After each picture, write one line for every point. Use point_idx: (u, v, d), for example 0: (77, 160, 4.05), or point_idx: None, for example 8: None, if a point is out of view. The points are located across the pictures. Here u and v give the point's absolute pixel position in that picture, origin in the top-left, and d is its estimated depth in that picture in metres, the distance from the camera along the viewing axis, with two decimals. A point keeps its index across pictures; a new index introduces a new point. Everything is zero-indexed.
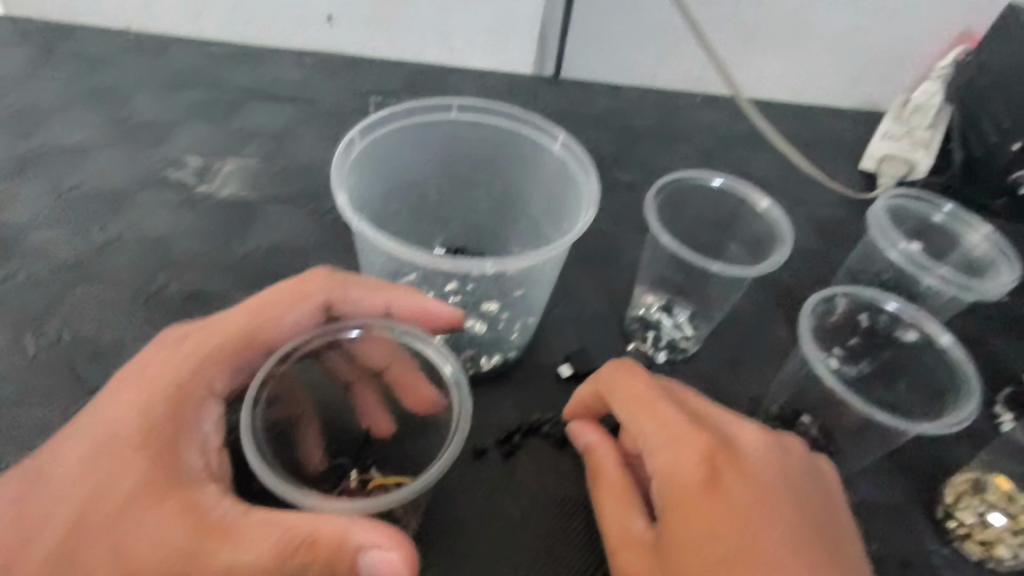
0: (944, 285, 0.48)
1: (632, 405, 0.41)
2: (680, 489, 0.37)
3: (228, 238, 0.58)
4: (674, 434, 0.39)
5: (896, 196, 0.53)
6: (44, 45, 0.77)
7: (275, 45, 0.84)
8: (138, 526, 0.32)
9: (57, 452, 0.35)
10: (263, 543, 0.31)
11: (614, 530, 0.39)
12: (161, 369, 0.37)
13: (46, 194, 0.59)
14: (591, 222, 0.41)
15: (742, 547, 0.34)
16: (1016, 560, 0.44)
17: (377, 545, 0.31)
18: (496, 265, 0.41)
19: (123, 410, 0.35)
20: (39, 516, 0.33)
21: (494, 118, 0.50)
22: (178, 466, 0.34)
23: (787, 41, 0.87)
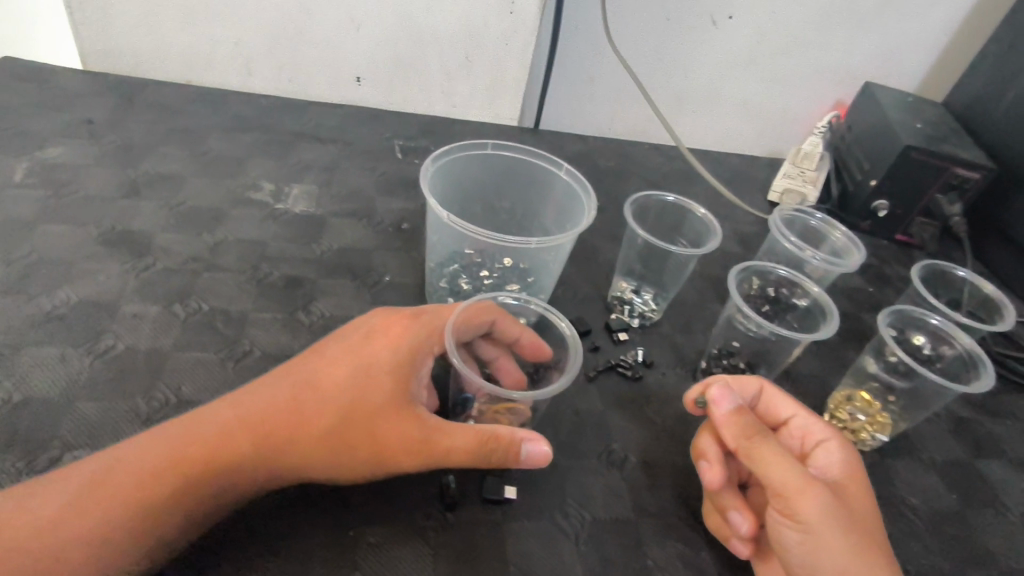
0: (819, 262, 0.71)
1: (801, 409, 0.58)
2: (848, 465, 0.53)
3: (307, 240, 0.76)
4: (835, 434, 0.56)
5: (786, 210, 0.77)
6: (123, 96, 0.94)
7: (312, 98, 1.04)
8: (389, 426, 0.47)
9: (327, 369, 0.48)
10: (470, 434, 0.48)
11: (799, 470, 0.48)
12: (406, 329, 0.51)
13: (160, 209, 0.75)
14: (592, 220, 0.61)
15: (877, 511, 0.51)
16: (874, 440, 0.66)
17: (534, 440, 0.50)
18: (534, 244, 0.62)
19: (381, 349, 0.49)
20: (305, 410, 0.46)
21: (517, 153, 0.71)
22: (412, 393, 0.49)
23: (708, 103, 1.17)
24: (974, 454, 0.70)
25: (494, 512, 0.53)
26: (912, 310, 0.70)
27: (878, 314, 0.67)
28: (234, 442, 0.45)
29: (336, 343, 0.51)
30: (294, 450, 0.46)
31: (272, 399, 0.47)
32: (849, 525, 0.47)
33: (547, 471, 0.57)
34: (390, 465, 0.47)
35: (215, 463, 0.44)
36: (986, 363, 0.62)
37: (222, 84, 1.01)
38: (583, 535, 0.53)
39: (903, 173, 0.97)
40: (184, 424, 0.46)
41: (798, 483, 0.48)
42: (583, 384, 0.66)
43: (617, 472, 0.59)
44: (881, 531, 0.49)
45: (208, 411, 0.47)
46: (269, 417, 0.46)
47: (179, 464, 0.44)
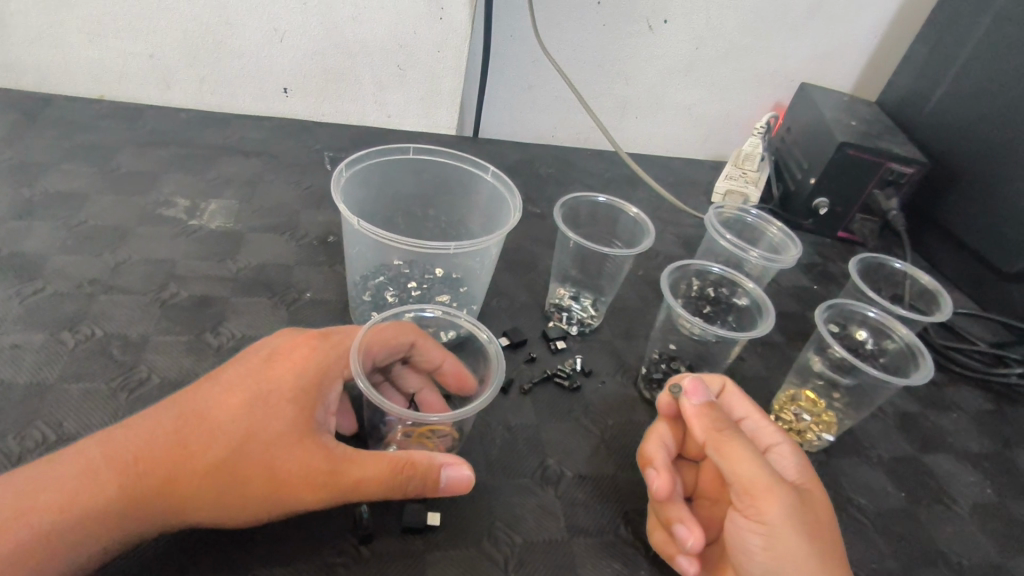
0: (757, 259, 0.69)
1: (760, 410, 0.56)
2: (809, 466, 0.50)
3: (222, 258, 0.71)
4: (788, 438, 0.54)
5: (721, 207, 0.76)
6: (27, 113, 0.88)
7: (237, 111, 0.99)
8: (286, 459, 0.41)
9: (218, 397, 0.43)
10: (382, 463, 0.43)
11: (768, 468, 0.45)
12: (314, 351, 0.46)
13: (56, 229, 0.69)
14: (515, 222, 0.58)
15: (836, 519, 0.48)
16: (820, 440, 0.64)
17: (454, 464, 0.45)
18: (453, 249, 0.58)
19: (283, 373, 0.44)
20: (189, 445, 0.40)
21: (440, 157, 0.67)
22: (317, 421, 0.43)
23: (649, 109, 1.16)
24: (922, 449, 0.68)
25: (414, 542, 0.48)
26: (850, 303, 0.68)
27: (816, 309, 0.65)
28: (101, 485, 0.39)
29: (232, 367, 0.45)
30: (174, 492, 0.40)
31: (153, 433, 0.41)
32: (814, 531, 0.44)
33: (475, 493, 0.53)
34: (290, 505, 0.41)
35: (76, 511, 0.38)
36: (926, 352, 0.61)
37: (139, 99, 0.96)
38: (513, 561, 0.49)
39: (841, 170, 0.97)
40: (47, 466, 0.40)
41: (768, 482, 0.44)
42: (517, 397, 0.63)
43: (552, 490, 0.55)
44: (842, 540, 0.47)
45: (75, 450, 0.41)
46: (147, 454, 0.40)
47: (32, 512, 0.38)
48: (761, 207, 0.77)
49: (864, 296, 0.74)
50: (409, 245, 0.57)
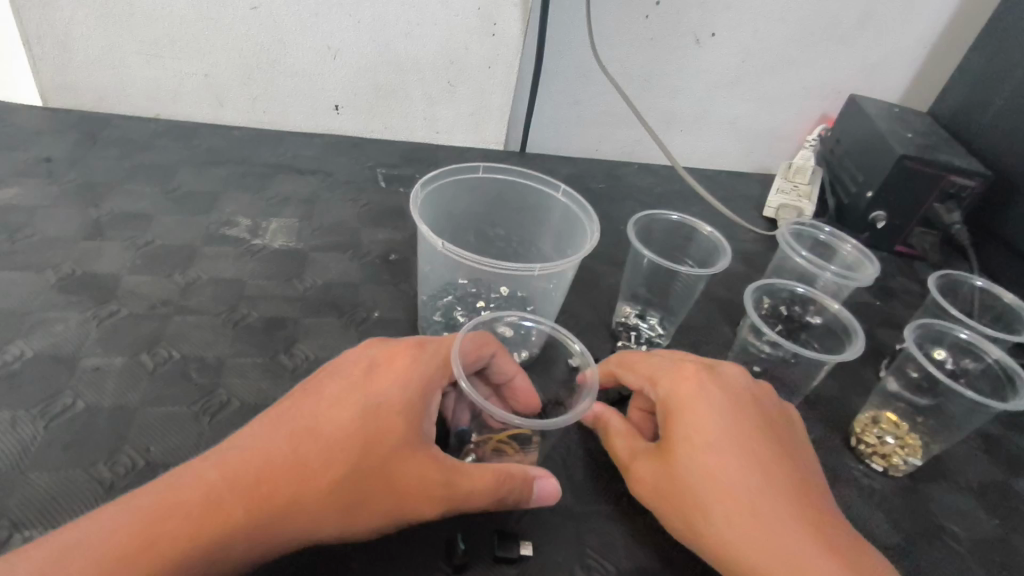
0: (834, 278, 0.68)
1: (639, 373, 0.54)
2: (674, 412, 0.49)
3: (287, 278, 0.70)
4: (673, 375, 0.51)
5: (793, 224, 0.74)
6: (88, 133, 0.89)
7: (289, 128, 1.00)
8: (404, 471, 0.40)
9: (328, 411, 0.41)
10: (489, 470, 0.42)
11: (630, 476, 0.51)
12: (413, 360, 0.44)
13: (125, 250, 0.69)
14: (597, 244, 0.57)
15: (726, 452, 0.46)
16: (908, 465, 0.62)
17: (546, 476, 0.45)
18: (537, 271, 0.57)
19: (388, 385, 0.42)
20: (308, 462, 0.39)
21: (511, 175, 0.67)
22: (426, 431, 0.42)
23: (697, 123, 1.15)
24: (1010, 473, 0.66)
25: (508, 573, 0.47)
26: (941, 323, 0.66)
27: (907, 327, 0.63)
28: (224, 509, 0.37)
29: (332, 380, 0.43)
30: (297, 512, 0.38)
31: (267, 451, 0.39)
32: (668, 494, 0.48)
33: (562, 521, 0.51)
34: (407, 516, 0.41)
35: (204, 539, 0.36)
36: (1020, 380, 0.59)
37: (194, 118, 0.97)
38: None
39: (900, 183, 0.96)
40: (161, 493, 0.37)
41: (628, 462, 0.51)
42: None
43: (639, 516, 0.53)
44: (733, 476, 0.45)
45: (188, 474, 0.38)
46: (266, 474, 0.38)
47: (158, 544, 0.35)
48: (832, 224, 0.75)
49: (942, 314, 0.71)
50: (495, 268, 0.56)
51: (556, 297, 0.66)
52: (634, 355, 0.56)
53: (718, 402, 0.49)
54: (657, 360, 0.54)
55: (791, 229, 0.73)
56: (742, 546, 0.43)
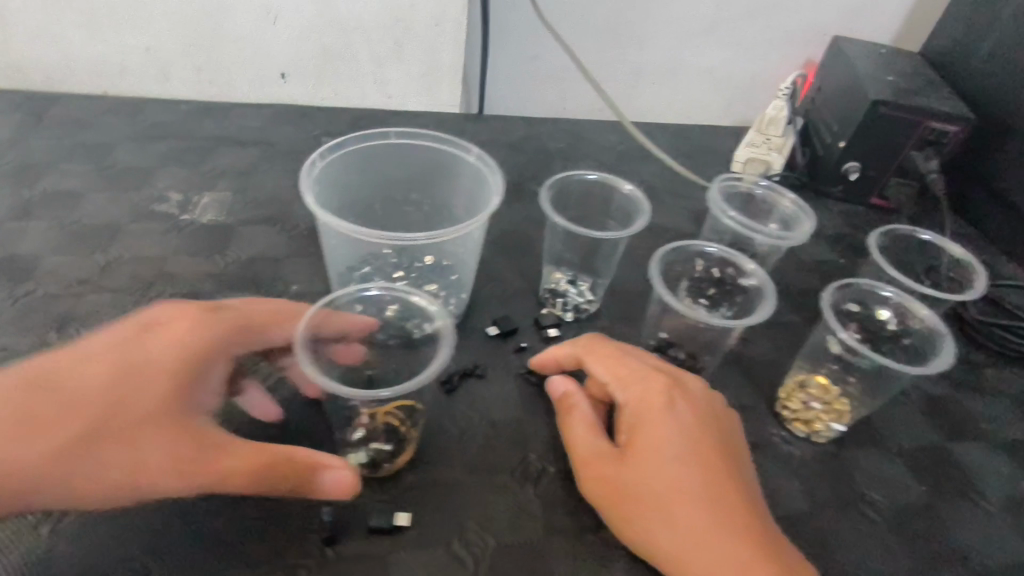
0: (766, 240, 0.63)
1: (609, 371, 0.53)
2: (643, 414, 0.49)
3: (210, 251, 0.70)
4: (648, 380, 0.52)
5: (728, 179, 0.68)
6: (33, 112, 0.89)
7: (238, 99, 0.98)
8: (153, 439, 0.43)
9: (95, 373, 0.45)
10: (249, 450, 0.45)
11: (587, 445, 0.51)
12: (189, 332, 0.48)
13: (51, 229, 0.70)
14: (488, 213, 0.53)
15: (693, 467, 0.47)
16: (830, 431, 0.60)
17: (337, 469, 0.47)
18: (424, 240, 0.55)
19: (161, 352, 0.46)
20: (61, 419, 0.42)
21: (426, 140, 0.63)
22: (189, 405, 0.45)
23: (667, 76, 1.10)
24: (950, 439, 0.64)
25: (382, 545, 0.47)
26: (869, 282, 0.63)
27: (827, 290, 0.59)
28: None
29: (113, 343, 0.47)
30: (45, 466, 0.41)
31: (27, 406, 0.43)
32: (615, 496, 0.47)
33: (448, 491, 0.51)
34: (204, 480, 0.43)
35: None
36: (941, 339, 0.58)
37: (143, 93, 0.96)
38: (483, 565, 0.47)
39: (875, 130, 0.89)
40: None
41: (585, 446, 0.51)
42: (502, 388, 0.60)
43: (530, 488, 0.53)
44: (691, 492, 0.46)
45: None
46: (20, 427, 0.42)
47: None
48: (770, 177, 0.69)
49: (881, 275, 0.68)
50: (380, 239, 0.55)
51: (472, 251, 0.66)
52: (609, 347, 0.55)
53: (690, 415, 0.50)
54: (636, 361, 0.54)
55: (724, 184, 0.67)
56: (691, 545, 0.44)
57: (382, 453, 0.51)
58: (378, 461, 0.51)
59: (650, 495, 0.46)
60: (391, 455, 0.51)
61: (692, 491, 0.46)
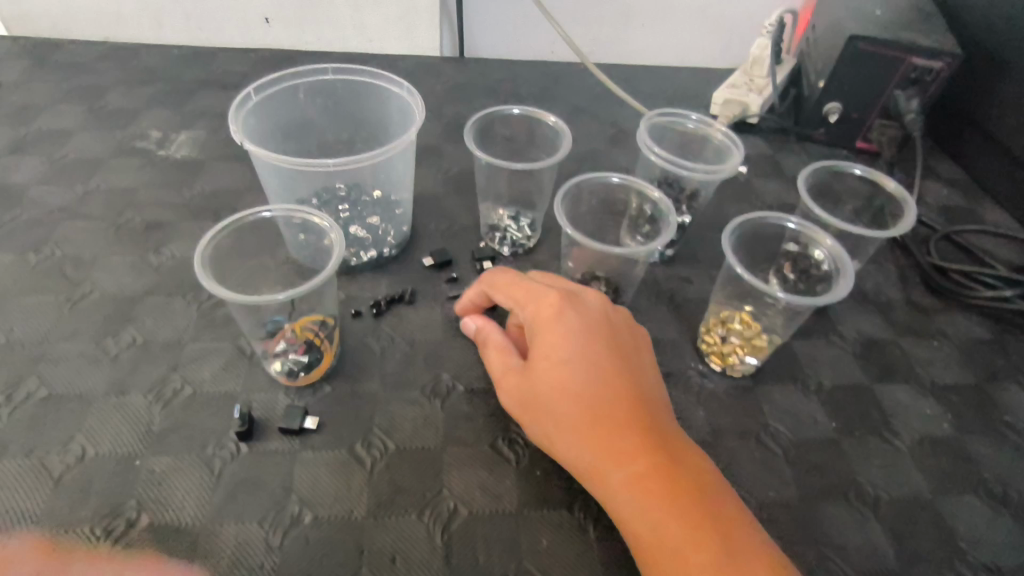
0: (693, 174, 0.64)
1: (510, 296, 0.53)
2: (534, 330, 0.49)
3: (180, 185, 0.76)
4: (537, 297, 0.51)
5: (657, 117, 0.68)
6: (38, 57, 0.95)
7: (226, 45, 1.02)
8: None
9: None
10: None
11: (500, 367, 0.52)
12: None
13: (41, 163, 0.76)
14: (387, 142, 0.56)
15: (583, 372, 0.46)
16: (744, 364, 0.61)
17: None
18: (333, 165, 0.58)
19: None
20: None
21: (361, 76, 0.67)
22: None
23: (657, 17, 1.07)
24: (877, 379, 0.63)
25: (291, 443, 0.52)
26: (778, 217, 0.63)
27: (726, 231, 0.59)
28: None
29: None
30: None
31: None
32: (524, 411, 0.49)
33: (360, 401, 0.56)
34: None
35: None
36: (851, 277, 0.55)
37: (139, 39, 1.01)
38: (379, 463, 0.51)
39: (854, 70, 0.85)
40: None
41: (498, 371, 0.52)
42: (429, 314, 0.64)
43: (437, 402, 0.56)
44: (584, 397, 0.46)
45: None
46: None
47: None
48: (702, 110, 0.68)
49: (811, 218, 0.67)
50: (297, 164, 0.58)
51: (409, 173, 0.69)
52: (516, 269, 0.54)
53: (583, 324, 0.49)
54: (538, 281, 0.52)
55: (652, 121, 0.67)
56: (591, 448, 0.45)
57: (299, 365, 0.55)
58: (294, 371, 0.55)
59: (548, 404, 0.47)
60: (307, 367, 0.55)
61: (581, 395, 0.46)
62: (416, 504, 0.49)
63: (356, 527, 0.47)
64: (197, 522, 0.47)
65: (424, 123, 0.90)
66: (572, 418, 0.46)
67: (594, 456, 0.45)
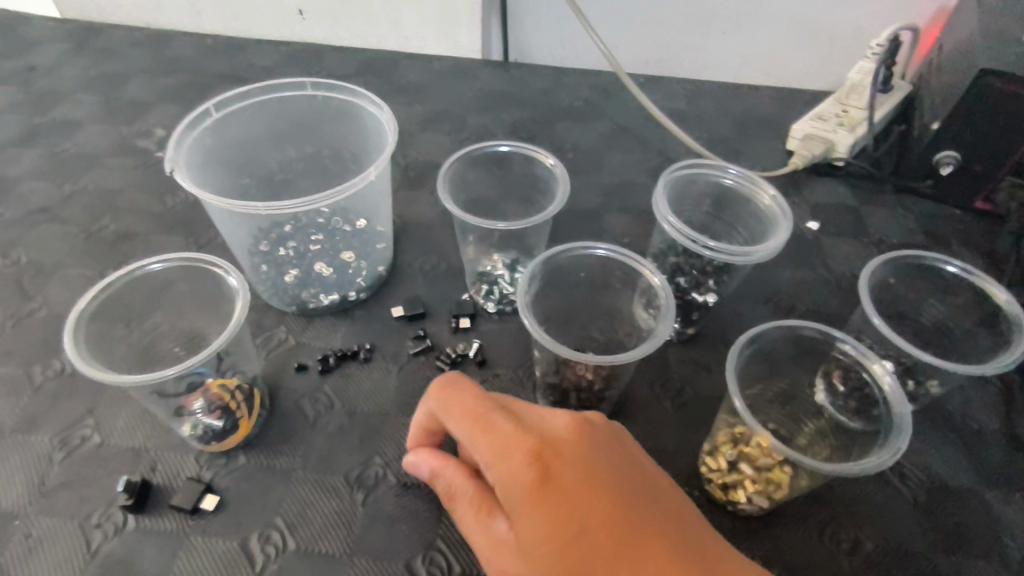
0: (718, 254, 0.48)
1: (459, 431, 0.36)
2: (511, 504, 0.33)
3: (163, 191, 0.71)
4: (499, 445, 0.34)
5: (686, 168, 0.53)
6: (78, 40, 0.95)
7: (260, 36, 0.97)
8: None
9: None
10: None
11: (485, 538, 0.36)
12: None
13: (41, 156, 0.74)
14: (320, 191, 0.45)
15: (603, 537, 0.31)
16: (751, 505, 0.46)
17: None
18: (263, 210, 0.48)
19: None
20: None
21: (344, 96, 0.58)
22: None
23: (741, 26, 0.88)
24: (937, 548, 0.47)
25: (182, 524, 0.46)
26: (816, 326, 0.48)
27: (737, 343, 0.45)
28: None
29: None
30: None
31: None
32: None
33: (273, 480, 0.48)
34: None
35: None
36: (913, 432, 0.41)
37: (177, 26, 0.98)
38: (269, 568, 0.44)
39: (982, 112, 0.63)
40: None
41: (484, 544, 0.36)
42: (381, 379, 0.55)
43: (358, 495, 0.48)
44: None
45: None
46: None
47: None
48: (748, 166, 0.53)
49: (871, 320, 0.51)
50: (222, 204, 0.48)
51: (384, 204, 0.59)
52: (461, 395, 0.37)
53: (576, 471, 0.33)
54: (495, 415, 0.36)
55: (678, 174, 0.53)
56: None
57: (213, 429, 0.49)
58: (208, 434, 0.49)
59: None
60: (221, 432, 0.49)
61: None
62: None
63: None
64: None
65: (441, 138, 0.80)
66: None
67: None
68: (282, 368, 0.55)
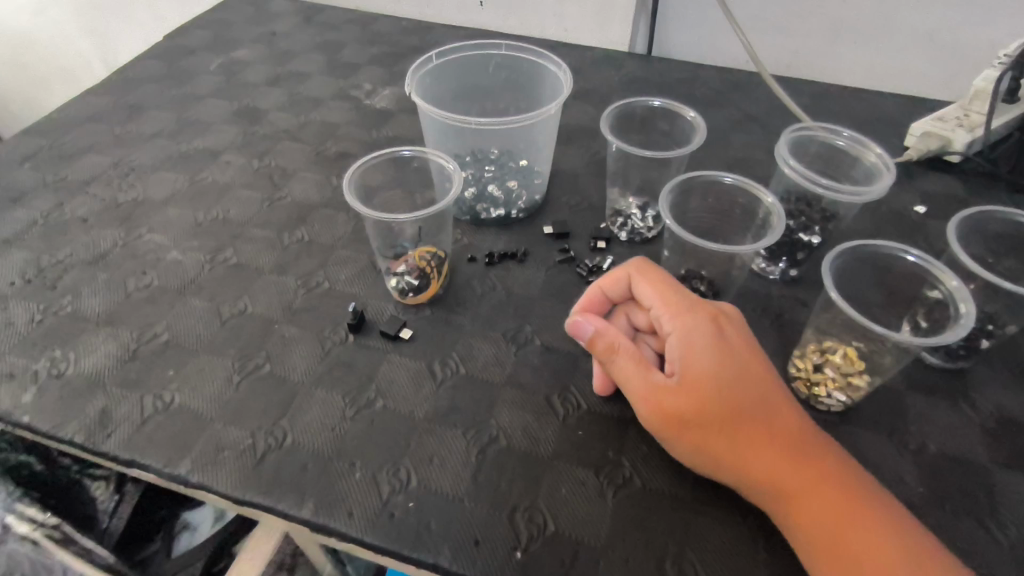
0: (823, 192, 0.61)
1: (655, 295, 0.53)
2: (693, 345, 0.50)
3: (371, 128, 0.91)
4: (691, 311, 0.52)
5: (802, 129, 0.67)
6: (308, 16, 1.19)
7: (445, 22, 1.17)
8: None
9: None
10: None
11: (646, 376, 0.50)
12: None
13: (283, 96, 0.97)
14: (521, 112, 0.63)
15: (752, 381, 0.49)
16: (831, 399, 0.56)
17: None
18: (474, 125, 0.66)
19: None
20: None
21: (531, 56, 0.76)
22: None
23: (873, 37, 0.98)
24: (997, 462, 0.54)
25: (386, 344, 0.62)
26: (892, 245, 0.58)
27: (830, 253, 0.55)
28: None
29: None
30: None
31: None
32: (687, 424, 0.48)
33: (450, 327, 0.64)
34: None
35: None
36: (970, 325, 0.49)
37: (381, 10, 1.20)
38: (446, 381, 0.59)
39: None
40: None
41: (644, 387, 0.50)
42: (532, 275, 0.70)
43: (512, 348, 0.62)
44: (760, 411, 0.49)
45: None
46: None
47: None
48: (857, 129, 0.66)
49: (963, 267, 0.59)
50: (445, 118, 0.67)
51: (550, 144, 0.75)
52: (652, 273, 0.55)
53: (737, 337, 0.51)
54: (677, 288, 0.54)
55: (795, 134, 0.66)
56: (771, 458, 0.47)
57: (410, 286, 0.65)
58: (406, 290, 0.65)
59: (730, 416, 0.48)
60: (417, 289, 0.65)
61: (752, 410, 0.48)
62: (463, 423, 0.56)
63: (413, 424, 0.56)
64: (301, 382, 0.59)
65: (589, 109, 0.95)
66: (748, 429, 0.48)
67: (772, 464, 0.47)
68: (458, 258, 0.71)
